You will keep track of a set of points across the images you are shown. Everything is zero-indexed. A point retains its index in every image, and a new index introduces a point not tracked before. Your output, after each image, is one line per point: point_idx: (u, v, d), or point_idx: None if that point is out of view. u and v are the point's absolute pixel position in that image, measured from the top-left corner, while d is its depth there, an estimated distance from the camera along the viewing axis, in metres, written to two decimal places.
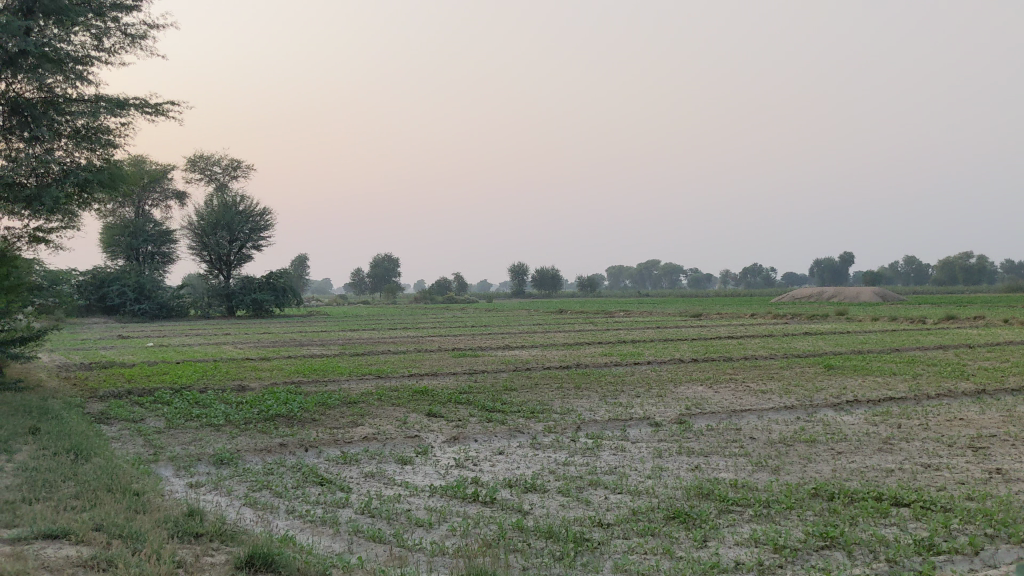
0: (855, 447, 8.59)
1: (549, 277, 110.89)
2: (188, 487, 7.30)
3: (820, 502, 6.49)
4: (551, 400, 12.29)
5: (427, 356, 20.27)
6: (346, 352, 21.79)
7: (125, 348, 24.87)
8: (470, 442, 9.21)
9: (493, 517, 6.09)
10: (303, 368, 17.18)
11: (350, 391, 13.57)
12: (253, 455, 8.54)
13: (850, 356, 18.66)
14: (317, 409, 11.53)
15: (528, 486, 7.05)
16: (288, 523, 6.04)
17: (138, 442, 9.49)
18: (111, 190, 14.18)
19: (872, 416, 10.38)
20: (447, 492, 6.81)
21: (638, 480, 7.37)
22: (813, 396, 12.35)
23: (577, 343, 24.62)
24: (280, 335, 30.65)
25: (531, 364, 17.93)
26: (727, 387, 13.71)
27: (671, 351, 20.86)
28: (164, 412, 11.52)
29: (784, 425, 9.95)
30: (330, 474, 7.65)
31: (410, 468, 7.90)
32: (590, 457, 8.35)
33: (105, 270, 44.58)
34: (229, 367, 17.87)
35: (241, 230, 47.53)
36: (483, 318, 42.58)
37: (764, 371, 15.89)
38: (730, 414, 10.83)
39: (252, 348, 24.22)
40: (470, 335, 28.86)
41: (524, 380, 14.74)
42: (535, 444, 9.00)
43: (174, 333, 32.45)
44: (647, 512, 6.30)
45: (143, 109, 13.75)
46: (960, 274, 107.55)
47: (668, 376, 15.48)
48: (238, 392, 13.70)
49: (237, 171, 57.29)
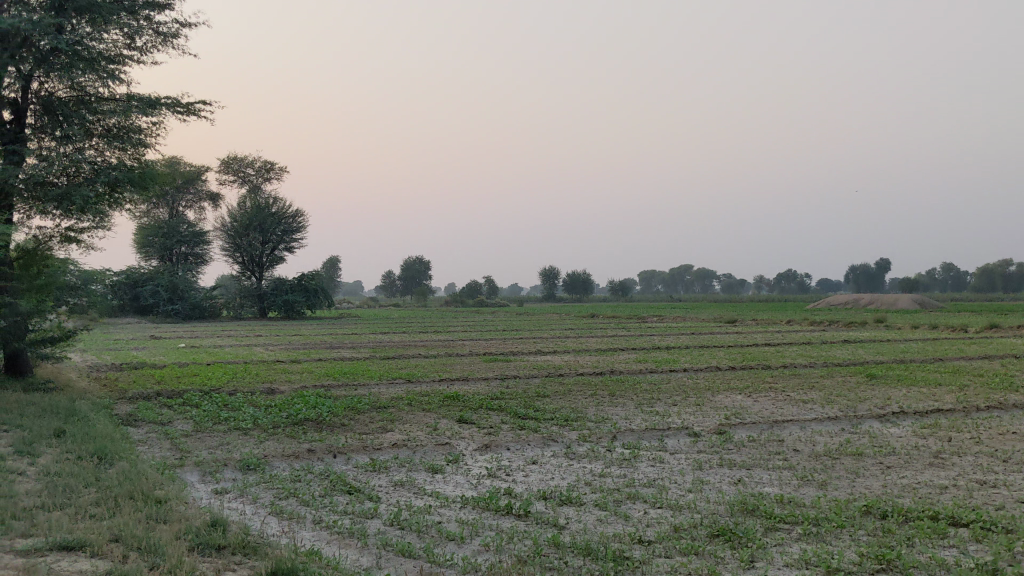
0: (904, 461, 8.22)
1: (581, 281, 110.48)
2: (213, 494, 7.10)
3: (873, 520, 6.14)
4: (585, 408, 12.00)
5: (458, 360, 20.04)
6: (377, 355, 21.62)
7: (156, 349, 24.90)
8: (502, 450, 8.94)
9: (527, 532, 5.82)
10: (333, 372, 17.01)
11: (380, 395, 13.36)
12: (280, 461, 8.33)
13: (892, 365, 18.18)
14: (346, 414, 11.32)
15: (563, 498, 6.76)
16: (314, 534, 5.80)
17: (165, 445, 9.32)
18: (142, 189, 14.08)
19: (921, 429, 9.98)
20: (479, 504, 6.54)
21: (678, 494, 7.06)
22: (857, 407, 11.96)
23: (610, 348, 24.28)
24: (311, 337, 30.62)
25: (565, 369, 17.64)
26: (767, 396, 13.34)
27: (706, 358, 20.47)
28: (192, 415, 11.36)
29: (828, 437, 9.59)
30: (359, 482, 7.42)
31: (440, 477, 7.64)
32: (627, 468, 8.05)
33: (139, 270, 44.88)
34: (259, 369, 17.74)
35: (274, 231, 47.65)
36: (515, 322, 42.34)
37: (805, 380, 15.47)
38: (771, 425, 10.48)
39: (283, 350, 24.14)
40: (502, 339, 28.63)
41: (557, 386, 14.45)
42: (570, 454, 8.72)
43: (206, 334, 32.54)
44: (690, 529, 5.99)
45: (175, 108, 13.64)
46: (1000, 281, 105.73)
47: (705, 383, 15.12)
48: (268, 395, 13.53)
49: (270, 173, 57.52)
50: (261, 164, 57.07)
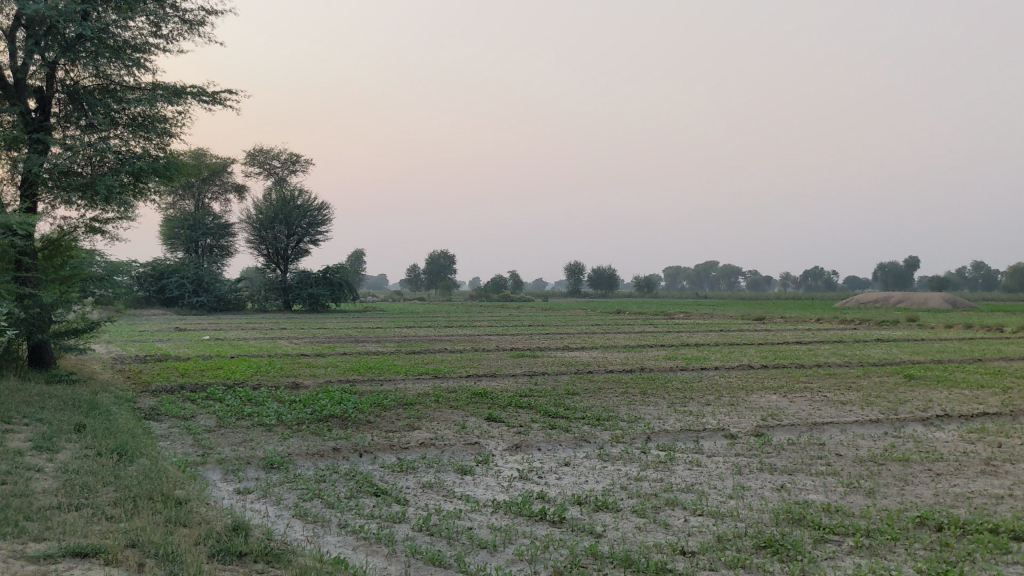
0: (955, 469, 7.85)
1: (606, 277, 110.05)
2: (235, 494, 6.86)
3: (928, 533, 5.79)
4: (616, 407, 11.69)
5: (485, 355, 19.77)
6: (402, 350, 21.40)
7: (181, 341, 24.81)
8: (533, 451, 8.65)
9: (563, 540, 5.52)
10: (358, 367, 16.77)
11: (405, 391, 13.11)
12: (304, 459, 8.09)
13: (929, 366, 17.74)
14: (372, 411, 11.07)
15: (599, 504, 6.46)
16: (339, 540, 5.53)
17: (187, 442, 9.11)
18: (166, 179, 13.90)
19: (968, 434, 9.59)
20: (511, 510, 6.24)
21: (719, 501, 6.73)
22: (898, 409, 11.57)
23: (638, 345, 23.92)
24: (336, 330, 30.46)
25: (593, 366, 17.33)
26: (803, 397, 12.97)
27: (737, 356, 20.10)
28: (215, 410, 11.15)
29: (872, 441, 9.23)
30: (386, 483, 7.15)
31: (470, 479, 7.36)
32: (664, 472, 7.73)
33: (165, 261, 44.96)
34: (284, 363, 17.56)
35: (299, 224, 47.60)
36: (541, 317, 42.11)
37: (840, 380, 15.09)
38: (810, 427, 10.13)
39: (308, 343, 23.99)
40: (528, 335, 28.33)
41: (587, 384, 14.15)
42: (603, 455, 8.42)
43: (231, 327, 32.50)
44: (734, 539, 5.67)
45: (200, 97, 13.45)
46: None
47: (738, 383, 14.75)
48: (292, 390, 13.32)
49: (296, 165, 57.52)
50: (287, 157, 57.07)
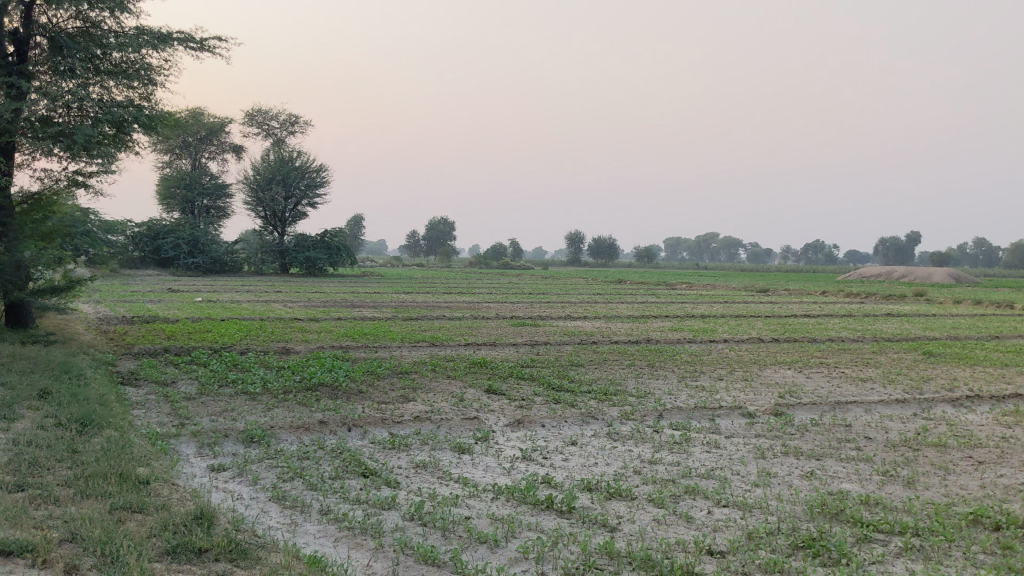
0: (998, 456, 7.16)
1: (607, 246, 109.19)
2: (208, 472, 6.19)
3: (984, 533, 5.12)
4: (624, 380, 11.02)
5: (485, 323, 19.14)
6: (399, 315, 20.71)
7: (173, 302, 24.13)
8: (536, 428, 7.99)
9: (574, 535, 4.85)
10: (353, 332, 16.12)
11: (401, 359, 12.46)
12: (287, 433, 7.41)
13: (947, 342, 17.08)
14: (365, 380, 10.40)
15: (611, 491, 5.79)
16: (319, 530, 4.87)
17: (163, 410, 8.44)
18: (151, 130, 13.12)
19: (1003, 418, 8.92)
20: (514, 497, 5.57)
21: (744, 490, 6.06)
22: (923, 388, 10.92)
23: (643, 315, 23.23)
24: (332, 294, 29.86)
25: (597, 336, 16.66)
26: (820, 373, 12.30)
27: (746, 328, 19.46)
28: (198, 376, 10.50)
29: (901, 423, 8.57)
30: (375, 463, 6.47)
31: (467, 459, 6.69)
32: (681, 454, 7.06)
33: (160, 221, 44.24)
34: (275, 327, 16.89)
35: (297, 185, 46.72)
36: (541, 285, 41.35)
37: (856, 356, 14.41)
38: (832, 406, 9.47)
39: (302, 307, 23.36)
40: (529, 303, 27.70)
41: (591, 355, 13.49)
42: (612, 434, 7.74)
43: (226, 289, 31.83)
44: (766, 536, 4.99)
45: (187, 43, 12.66)
46: None
47: (749, 357, 14.08)
48: (281, 355, 12.65)
49: (295, 127, 56.50)
50: (286, 118, 56.02)
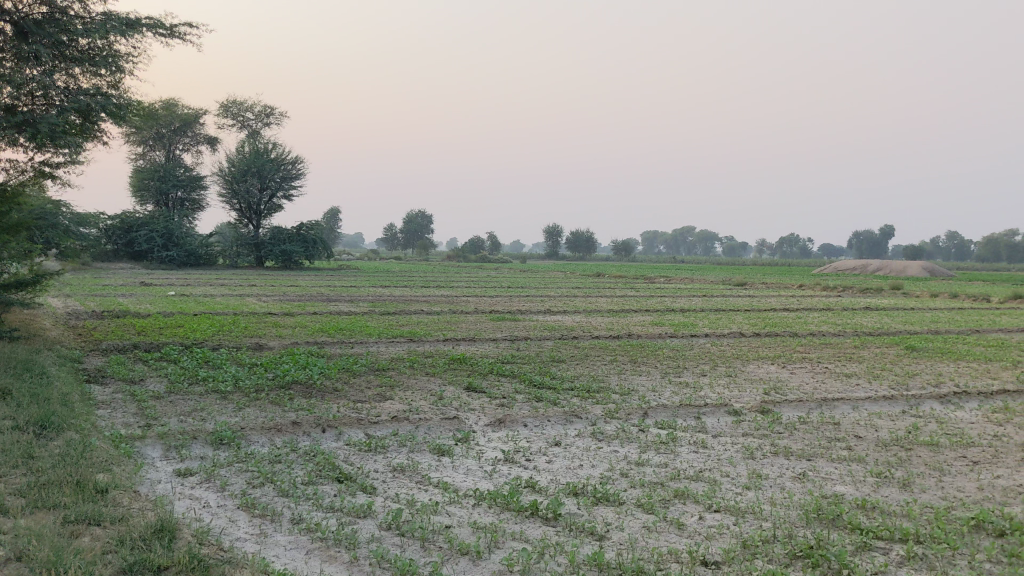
0: (992, 456, 6.97)
1: (584, 239, 109.05)
2: (175, 478, 5.88)
3: (987, 541, 4.91)
4: (606, 377, 10.77)
5: (463, 317, 18.85)
6: (376, 310, 20.36)
7: (145, 296, 23.67)
8: (518, 427, 7.73)
9: (559, 546, 4.58)
10: (329, 327, 15.80)
11: (377, 355, 12.15)
12: (259, 435, 7.11)
13: (928, 337, 16.97)
14: (340, 377, 10.09)
15: (598, 496, 5.53)
16: (290, 542, 4.59)
17: (130, 410, 8.10)
18: (120, 119, 12.71)
19: (993, 415, 8.75)
20: (497, 503, 5.30)
21: (735, 493, 5.82)
22: (909, 384, 10.75)
23: (622, 309, 22.99)
24: (308, 288, 29.42)
25: (578, 331, 16.42)
26: (804, 369, 12.11)
27: (727, 323, 19.27)
28: (167, 373, 10.16)
29: (891, 421, 8.38)
30: (350, 466, 6.19)
31: (447, 463, 6.41)
32: (669, 455, 6.82)
33: (133, 214, 43.61)
34: (249, 322, 16.52)
35: (272, 178, 46.17)
36: (519, 279, 41.00)
37: (839, 351, 14.25)
38: (819, 404, 9.26)
39: (276, 301, 22.98)
40: (507, 296, 27.38)
41: (572, 351, 13.25)
42: (596, 434, 7.49)
43: (199, 282, 31.37)
44: (762, 545, 4.75)
45: (156, 30, 12.27)
46: (1003, 252, 103.00)
47: (732, 352, 13.87)
48: (254, 352, 12.33)
49: (270, 118, 55.87)
50: (261, 109, 55.37)
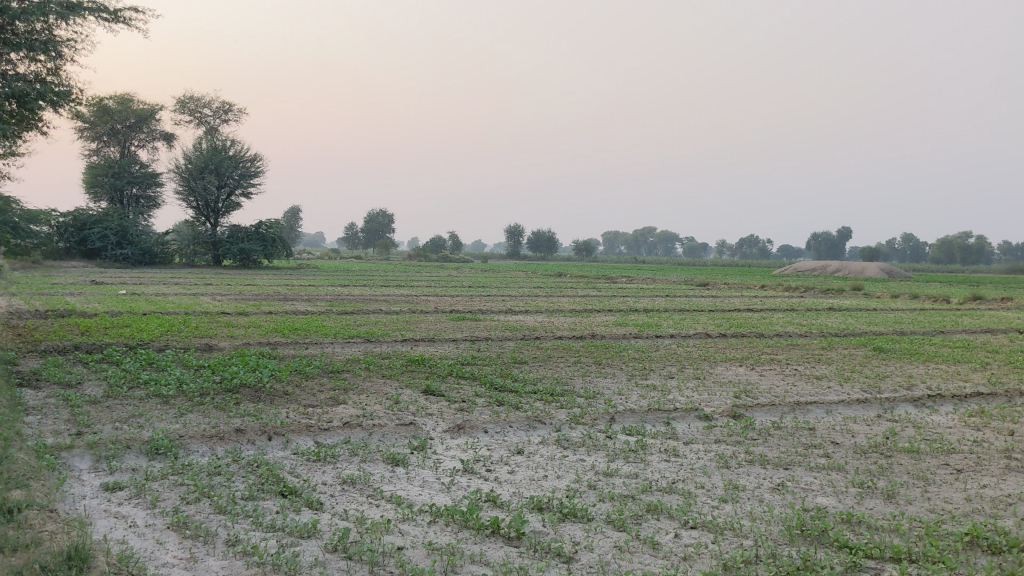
0: (976, 464, 6.66)
1: (546, 240, 108.79)
2: (101, 493, 5.36)
3: (984, 559, 4.55)
4: (570, 379, 10.38)
5: (423, 317, 18.34)
6: (334, 309, 19.81)
7: (94, 295, 22.86)
8: (478, 434, 7.29)
9: (524, 569, 4.15)
10: (283, 327, 15.23)
11: (332, 356, 11.62)
12: (199, 444, 6.59)
13: (893, 337, 16.80)
14: (291, 380, 9.57)
15: (564, 511, 5.11)
16: (223, 568, 4.11)
17: (61, 416, 7.53)
18: (61, 107, 12.07)
19: (970, 419, 8.46)
20: (455, 521, 4.85)
21: (712, 507, 5.43)
22: (881, 387, 10.46)
23: (586, 309, 22.61)
24: (265, 287, 28.69)
25: (540, 332, 16.02)
26: (773, 370, 11.79)
27: (692, 323, 18.96)
28: (107, 376, 9.57)
29: (867, 426, 8.06)
30: (296, 479, 5.70)
31: (402, 474, 5.96)
32: (638, 465, 6.42)
33: (86, 211, 42.49)
34: (199, 322, 15.89)
35: (230, 175, 45.31)
36: (481, 278, 40.52)
37: (806, 352, 13.98)
38: (792, 408, 8.93)
39: (230, 300, 22.29)
40: (469, 296, 26.87)
41: (535, 352, 12.82)
42: (561, 442, 7.07)
43: (152, 281, 30.55)
44: (745, 566, 4.35)
45: (99, 14, 11.67)
46: (957, 254, 104.22)
47: (698, 353, 13.53)
48: (203, 353, 11.76)
49: (228, 114, 54.87)
50: (218, 105, 54.37)
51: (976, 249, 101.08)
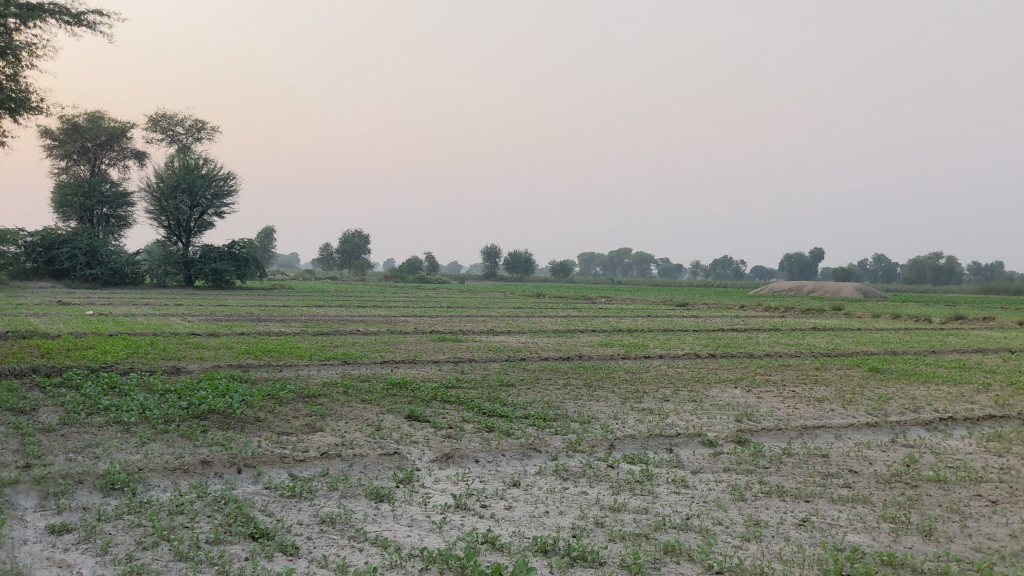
0: (1010, 494, 6.15)
1: (523, 261, 108.30)
2: (45, 537, 4.72)
3: None
4: (561, 403, 9.79)
5: (402, 338, 17.71)
6: (308, 331, 19.11)
7: (59, 316, 22.00)
8: (469, 464, 6.71)
9: None
10: (255, 349, 14.55)
11: (307, 380, 10.97)
12: (160, 478, 5.95)
13: (887, 358, 16.31)
14: (264, 406, 8.91)
15: (573, 555, 4.52)
16: None
17: (8, 447, 6.84)
18: (19, 114, 11.39)
19: (988, 444, 7.97)
20: (451, 570, 4.25)
21: (736, 547, 4.86)
22: (887, 409, 9.97)
23: (568, 329, 22.06)
24: (238, 308, 27.93)
25: (525, 353, 15.46)
26: (772, 392, 11.27)
27: (678, 344, 18.43)
28: (64, 402, 8.88)
29: (883, 452, 7.54)
30: (270, 520, 5.08)
31: (388, 512, 5.37)
32: (646, 498, 5.86)
33: (55, 230, 41.55)
34: (167, 343, 15.18)
35: (203, 195, 44.53)
36: (458, 298, 39.83)
37: (801, 372, 13.47)
38: (799, 432, 8.40)
39: (202, 321, 21.55)
40: (448, 316, 26.25)
41: (521, 374, 12.24)
42: (559, 472, 6.49)
43: (122, 302, 29.70)
44: None
45: (60, 16, 11.05)
46: (930, 274, 104.64)
47: (690, 374, 13.00)
48: (169, 377, 11.06)
49: (201, 133, 54.09)
50: (191, 123, 53.60)
51: (949, 270, 101.64)
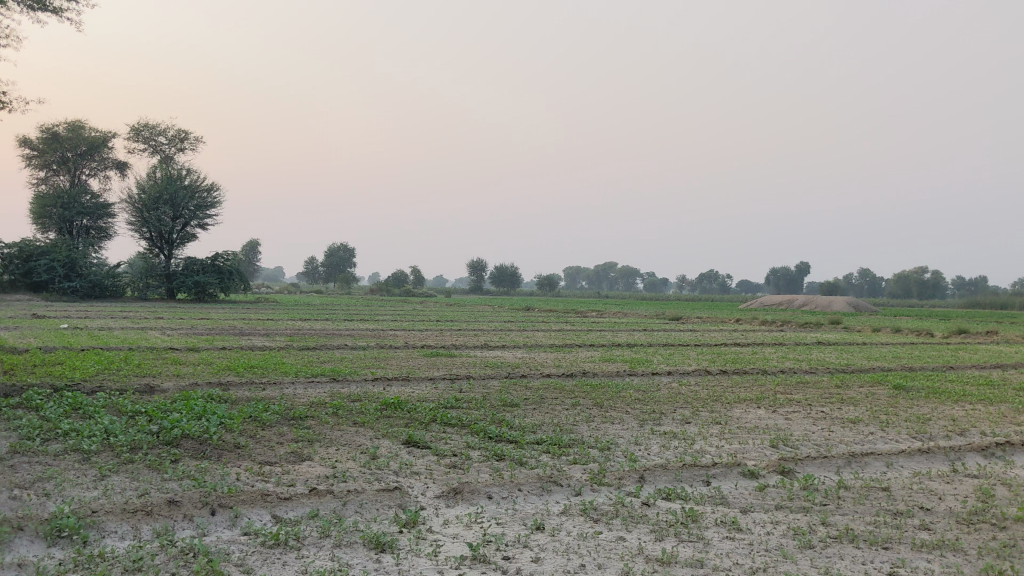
0: None
1: (509, 274, 107.56)
2: None
3: None
4: (574, 426, 8.85)
5: (393, 353, 16.76)
6: (294, 345, 18.13)
7: (32, 330, 20.90)
8: (481, 501, 5.78)
9: None
10: (235, 365, 13.56)
11: (292, 400, 9.98)
12: (118, 523, 4.96)
13: (906, 374, 15.46)
14: (244, 431, 7.92)
15: None
16: None
17: None
18: None
19: None
20: None
21: None
22: (931, 433, 9.08)
23: (565, 345, 21.11)
24: (219, 322, 26.88)
25: (523, 369, 14.53)
26: (798, 413, 10.39)
27: (682, 359, 17.54)
28: (18, 426, 7.86)
29: (949, 484, 6.64)
30: None
31: (393, 567, 4.41)
32: (696, 546, 4.94)
33: (33, 242, 40.37)
34: (141, 359, 14.17)
35: (186, 206, 43.53)
36: (449, 313, 38.86)
37: (823, 391, 12.59)
38: (847, 459, 7.50)
39: (181, 335, 20.54)
40: (439, 331, 25.35)
41: (525, 393, 11.29)
42: (588, 512, 5.56)
43: (99, 316, 28.65)
44: None
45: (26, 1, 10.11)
46: (916, 288, 104.30)
47: (706, 393, 12.10)
48: (141, 395, 10.07)
49: (184, 143, 53.03)
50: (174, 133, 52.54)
51: (936, 284, 101.45)
